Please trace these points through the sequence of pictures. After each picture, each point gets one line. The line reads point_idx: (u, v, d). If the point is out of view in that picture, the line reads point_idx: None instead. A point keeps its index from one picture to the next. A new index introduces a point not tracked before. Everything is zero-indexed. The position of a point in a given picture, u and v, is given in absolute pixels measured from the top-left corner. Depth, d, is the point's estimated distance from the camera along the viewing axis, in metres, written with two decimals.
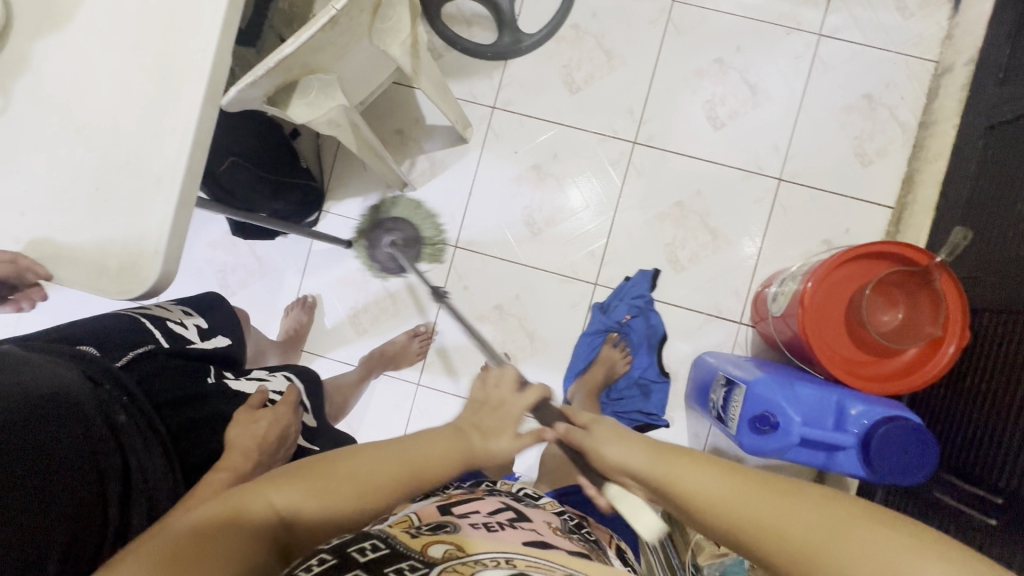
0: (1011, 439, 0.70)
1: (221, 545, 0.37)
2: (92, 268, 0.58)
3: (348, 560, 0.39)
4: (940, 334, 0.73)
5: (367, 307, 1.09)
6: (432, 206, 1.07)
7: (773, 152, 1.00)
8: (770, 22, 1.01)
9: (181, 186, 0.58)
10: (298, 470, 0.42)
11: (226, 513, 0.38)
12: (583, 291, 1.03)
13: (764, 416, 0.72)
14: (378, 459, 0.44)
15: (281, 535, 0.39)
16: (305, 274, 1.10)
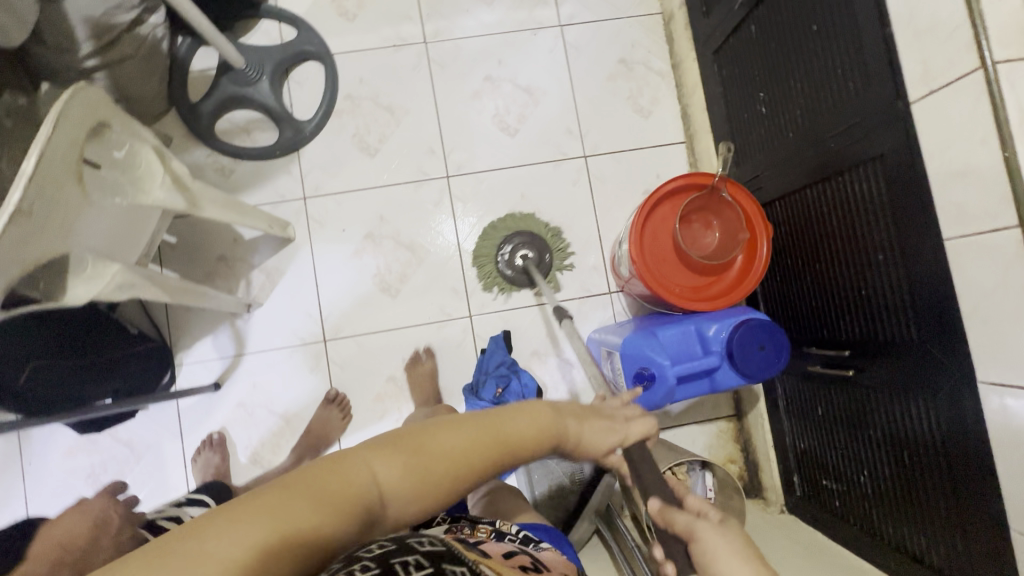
0: (901, 328, 0.77)
1: (302, 505, 0.42)
2: None
3: (425, 535, 0.49)
4: (753, 236, 0.99)
5: (385, 391, 1.22)
6: (369, 274, 1.24)
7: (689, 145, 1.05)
8: (516, 32, 1.31)
9: None
10: (381, 447, 0.50)
11: (324, 478, 0.45)
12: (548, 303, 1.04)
13: (643, 370, 0.92)
14: (458, 444, 0.53)
15: (363, 518, 0.46)
16: (313, 389, 1.21)
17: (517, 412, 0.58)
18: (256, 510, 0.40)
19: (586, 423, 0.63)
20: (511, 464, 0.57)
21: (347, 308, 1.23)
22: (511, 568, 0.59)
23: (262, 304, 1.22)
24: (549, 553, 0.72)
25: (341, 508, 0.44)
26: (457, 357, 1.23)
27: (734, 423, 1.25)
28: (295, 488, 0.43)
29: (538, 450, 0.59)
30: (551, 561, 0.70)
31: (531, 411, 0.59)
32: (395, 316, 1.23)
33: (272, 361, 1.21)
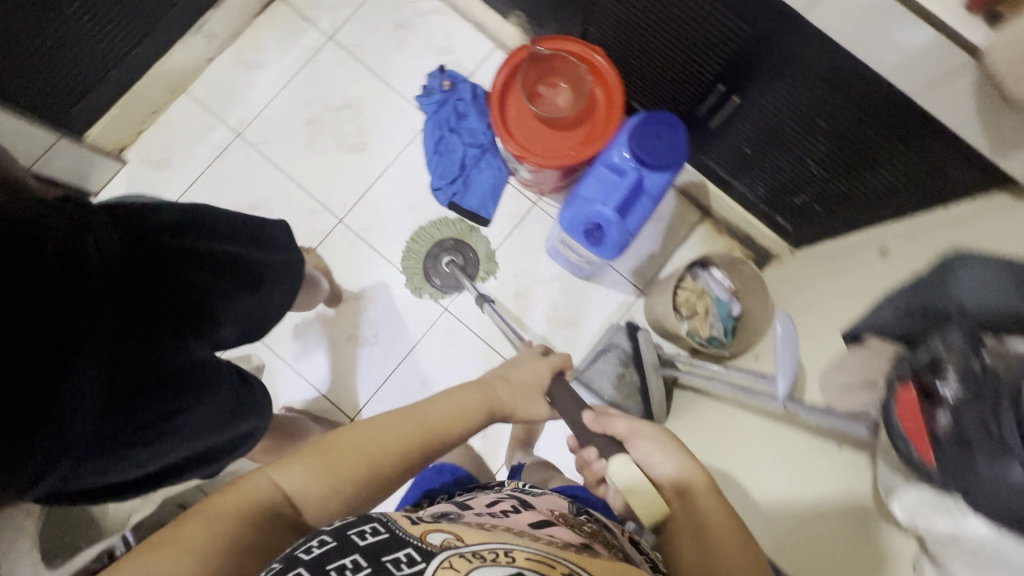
0: (740, 23, 0.81)
1: (217, 529, 0.50)
2: None
3: (344, 550, 0.44)
4: (591, 65, 1.04)
5: None
6: (345, 339, 1.26)
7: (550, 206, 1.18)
8: (300, 69, 1.34)
9: None
10: (287, 463, 0.58)
11: (240, 504, 0.53)
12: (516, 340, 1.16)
13: (591, 228, 0.94)
14: (371, 429, 0.63)
15: (275, 521, 0.54)
16: None
17: (433, 408, 0.70)
18: (188, 552, 0.48)
19: (530, 403, 0.84)
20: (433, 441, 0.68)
21: (347, 384, 1.24)
22: (474, 530, 0.51)
23: None
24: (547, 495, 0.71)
25: (248, 519, 0.52)
26: (461, 347, 1.26)
27: (709, 220, 1.29)
28: (217, 525, 0.50)
29: (461, 425, 0.72)
30: (542, 500, 0.67)
31: (450, 400, 0.73)
32: (403, 353, 1.26)
33: None
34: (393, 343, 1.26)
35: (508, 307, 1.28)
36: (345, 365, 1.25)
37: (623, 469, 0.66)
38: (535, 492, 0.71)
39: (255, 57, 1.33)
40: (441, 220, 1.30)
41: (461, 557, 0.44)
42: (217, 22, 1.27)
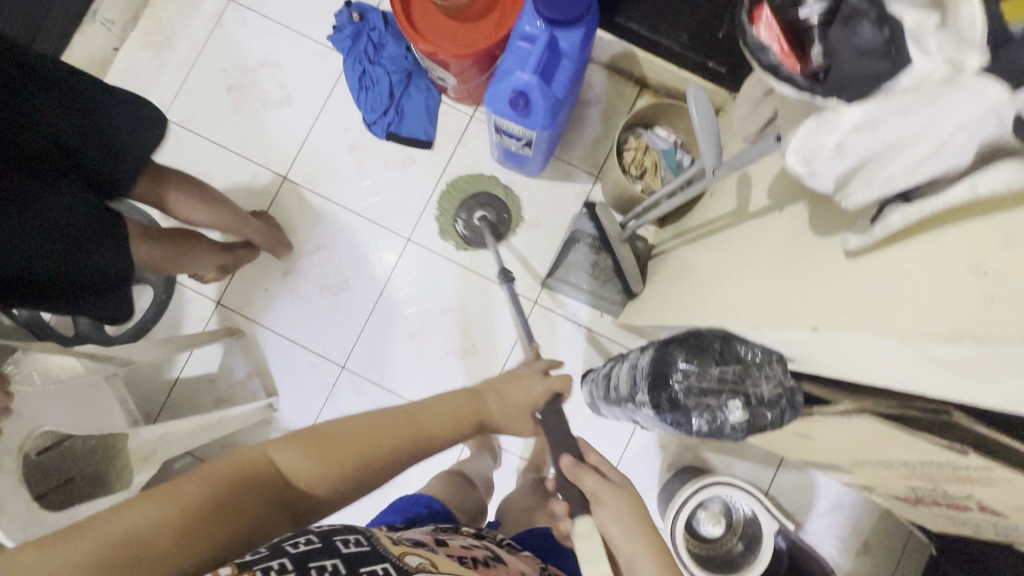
0: None
1: (199, 491, 0.47)
2: None
3: (326, 553, 0.49)
4: None
5: (432, 339, 1.25)
6: (320, 291, 1.26)
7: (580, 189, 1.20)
8: (207, 38, 1.31)
9: None
10: (298, 439, 0.56)
11: (225, 478, 0.50)
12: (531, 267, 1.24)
13: (516, 102, 0.93)
14: (376, 418, 0.61)
15: (268, 495, 0.52)
16: (393, 390, 1.24)
17: (432, 405, 0.68)
18: (166, 504, 0.45)
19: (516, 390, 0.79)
20: (431, 441, 0.65)
21: (331, 333, 1.25)
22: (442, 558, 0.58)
23: (277, 395, 1.24)
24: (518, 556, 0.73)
25: (244, 484, 0.51)
26: (433, 272, 1.26)
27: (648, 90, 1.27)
28: (197, 485, 0.48)
29: (455, 431, 0.69)
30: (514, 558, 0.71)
31: (444, 401, 0.70)
32: (381, 290, 1.26)
33: (353, 402, 1.24)
34: (368, 283, 1.26)
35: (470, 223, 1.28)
36: (326, 314, 1.26)
37: (588, 535, 0.60)
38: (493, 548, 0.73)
39: (159, 37, 1.31)
40: (383, 154, 1.29)
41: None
42: (109, 7, 1.24)
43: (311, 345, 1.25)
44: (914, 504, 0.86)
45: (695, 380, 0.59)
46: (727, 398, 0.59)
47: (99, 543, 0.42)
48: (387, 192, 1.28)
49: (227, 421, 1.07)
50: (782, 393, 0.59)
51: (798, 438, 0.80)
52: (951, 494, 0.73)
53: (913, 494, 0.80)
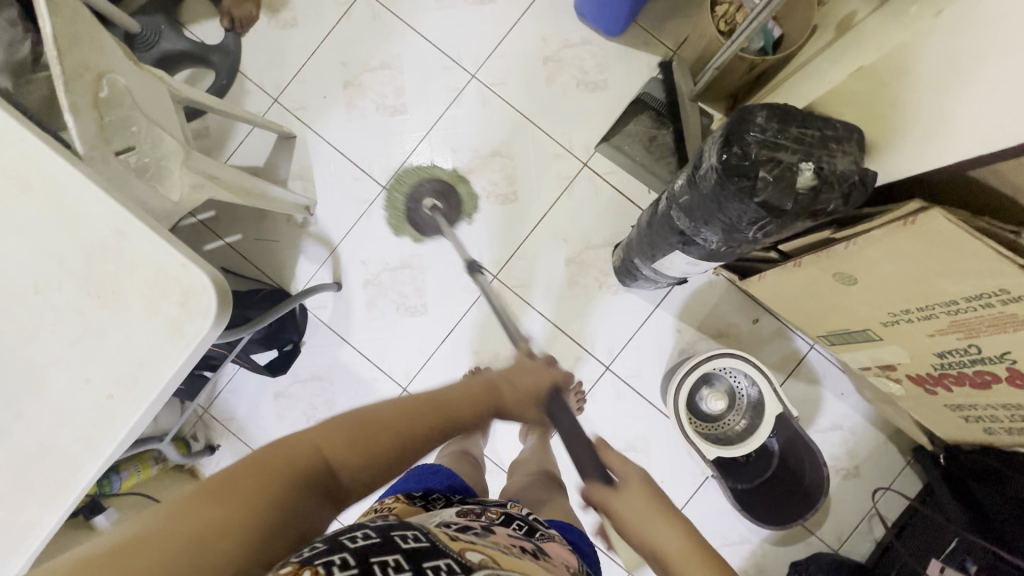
0: None
1: (249, 496, 0.45)
2: (166, 327, 0.56)
3: (387, 546, 0.46)
4: None
5: (475, 182, 1.26)
6: (375, 112, 1.27)
7: (575, 138, 1.25)
8: None
9: (200, 303, 0.57)
10: (331, 429, 0.56)
11: (259, 466, 0.48)
12: (574, 164, 1.25)
13: None
14: (405, 404, 0.62)
15: (315, 489, 0.51)
16: (429, 221, 1.26)
17: (462, 390, 0.70)
18: (231, 512, 0.44)
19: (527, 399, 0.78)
20: (457, 423, 0.67)
21: (379, 152, 1.26)
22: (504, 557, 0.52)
23: (315, 201, 1.26)
24: (557, 545, 0.67)
25: (289, 472, 0.50)
26: (489, 114, 1.26)
27: None
28: (246, 479, 0.46)
29: (474, 413, 0.70)
30: (556, 551, 0.64)
31: (470, 390, 0.71)
32: (434, 124, 1.26)
33: (389, 223, 1.26)
34: (425, 114, 1.26)
35: (537, 73, 1.26)
36: (379, 134, 1.27)
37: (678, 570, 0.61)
38: (541, 535, 0.67)
39: None
40: None
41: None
42: None
43: (358, 160, 1.27)
44: (930, 389, 0.86)
45: (771, 137, 0.59)
46: (800, 157, 0.58)
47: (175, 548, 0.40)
48: (461, 26, 1.27)
49: (268, 198, 1.10)
50: (853, 172, 0.58)
51: (835, 285, 0.79)
52: (982, 356, 0.72)
53: (936, 366, 0.80)
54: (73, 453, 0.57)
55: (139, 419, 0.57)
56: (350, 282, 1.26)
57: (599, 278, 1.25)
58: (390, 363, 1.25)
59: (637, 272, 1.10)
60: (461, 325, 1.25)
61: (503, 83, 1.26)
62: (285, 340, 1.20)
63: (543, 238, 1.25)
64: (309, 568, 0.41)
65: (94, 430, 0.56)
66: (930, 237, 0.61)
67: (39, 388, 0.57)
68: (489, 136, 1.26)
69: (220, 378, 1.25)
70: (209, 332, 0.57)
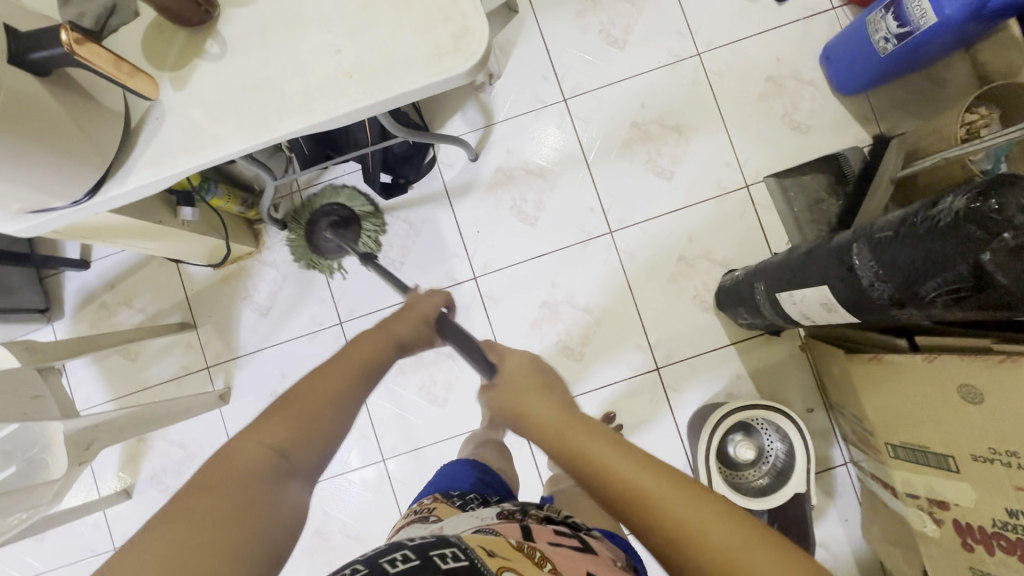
0: None
1: (200, 528, 0.40)
2: (431, 48, 0.58)
3: (423, 572, 0.43)
4: None
5: (642, 144, 1.27)
6: (595, 32, 1.28)
7: (750, 160, 1.25)
8: None
9: (469, 44, 0.58)
10: (267, 425, 0.50)
11: (217, 479, 0.44)
12: (736, 180, 1.25)
13: None
14: (331, 375, 0.56)
15: (271, 479, 0.46)
16: (585, 151, 1.27)
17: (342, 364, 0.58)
18: (176, 544, 0.39)
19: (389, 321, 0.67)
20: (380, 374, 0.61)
21: (577, 68, 1.28)
22: (546, 571, 0.49)
23: (500, 75, 1.29)
24: (601, 545, 0.66)
25: (247, 477, 0.45)
26: (690, 94, 1.27)
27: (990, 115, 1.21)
28: (196, 501, 0.42)
29: (388, 350, 0.63)
30: (602, 547, 0.64)
31: (358, 344, 0.61)
32: (638, 73, 1.28)
33: (550, 133, 1.28)
34: (634, 60, 1.28)
35: (754, 84, 1.26)
36: (587, 53, 1.28)
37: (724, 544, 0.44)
38: (584, 533, 0.67)
39: None
40: None
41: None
42: None
43: (557, 63, 1.28)
44: (967, 544, 0.83)
45: None
46: None
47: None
48: (716, 6, 1.28)
49: None
50: None
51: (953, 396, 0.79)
52: None
53: (996, 522, 0.78)
54: (288, 101, 0.58)
55: (359, 109, 0.59)
56: (489, 160, 1.28)
57: (697, 290, 1.25)
58: (475, 247, 1.26)
59: (744, 300, 1.11)
60: (555, 255, 1.26)
61: (719, 74, 1.27)
62: (402, 173, 1.23)
63: (670, 225, 1.25)
64: None
65: (319, 96, 0.58)
66: None
67: (296, 34, 0.59)
68: (677, 114, 1.27)
69: (329, 172, 1.28)
70: (461, 74, 0.58)
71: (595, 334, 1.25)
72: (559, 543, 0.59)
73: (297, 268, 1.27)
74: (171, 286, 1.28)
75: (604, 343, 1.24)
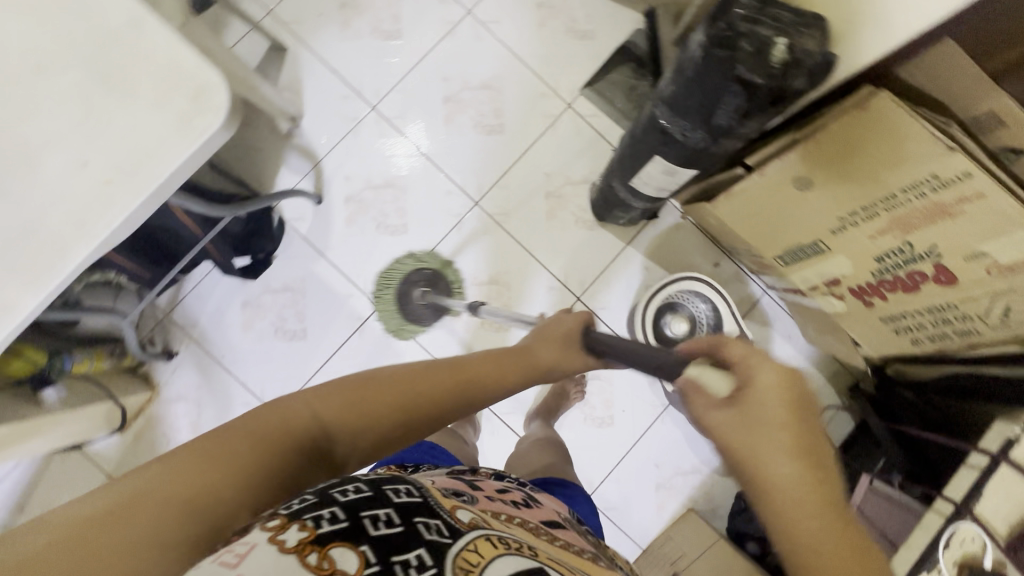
0: None
1: (221, 473, 0.40)
2: (175, 120, 0.57)
3: (378, 502, 0.43)
4: None
5: (463, 113, 1.30)
6: (368, 34, 1.29)
7: (560, 83, 1.32)
8: None
9: (209, 99, 0.57)
10: (326, 393, 0.49)
11: (271, 423, 0.45)
12: (558, 105, 1.31)
13: None
14: (416, 367, 0.55)
15: (307, 452, 0.46)
16: (417, 144, 1.28)
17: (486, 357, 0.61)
18: (186, 486, 0.38)
19: (535, 346, 0.68)
20: (478, 395, 0.59)
21: (371, 73, 1.29)
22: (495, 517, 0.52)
23: (302, 114, 1.27)
24: (545, 498, 0.76)
25: (283, 434, 0.45)
26: (481, 50, 1.31)
27: None
28: (204, 446, 0.41)
29: (502, 377, 0.62)
30: (545, 499, 0.74)
31: (492, 354, 0.63)
32: (426, 53, 1.30)
33: (377, 143, 1.28)
34: (417, 43, 1.30)
35: (529, 16, 1.32)
36: (371, 56, 1.29)
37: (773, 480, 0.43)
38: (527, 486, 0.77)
39: None
40: None
41: (487, 541, 0.44)
42: None
43: (350, 78, 1.28)
44: (868, 301, 0.96)
45: (754, 16, 0.68)
46: (775, 33, 0.66)
47: (186, 479, 0.39)
48: None
49: (259, 94, 1.10)
50: (818, 48, 0.66)
51: (792, 193, 0.88)
52: (914, 255, 0.82)
53: (875, 273, 0.90)
54: (61, 236, 0.55)
55: (136, 208, 0.56)
56: (335, 195, 1.27)
57: (575, 214, 1.30)
58: (364, 280, 1.25)
59: (615, 203, 1.18)
60: (439, 248, 1.27)
61: (496, 20, 1.31)
62: (259, 247, 1.19)
63: (524, 171, 1.30)
64: (298, 522, 0.37)
65: (88, 216, 0.56)
66: (879, 118, 0.70)
67: (33, 169, 0.55)
68: (479, 72, 1.31)
69: (186, 282, 1.21)
70: (218, 130, 0.57)
71: (511, 299, 1.28)
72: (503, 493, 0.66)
73: (205, 387, 1.21)
74: (85, 473, 1.18)
75: (522, 302, 1.28)
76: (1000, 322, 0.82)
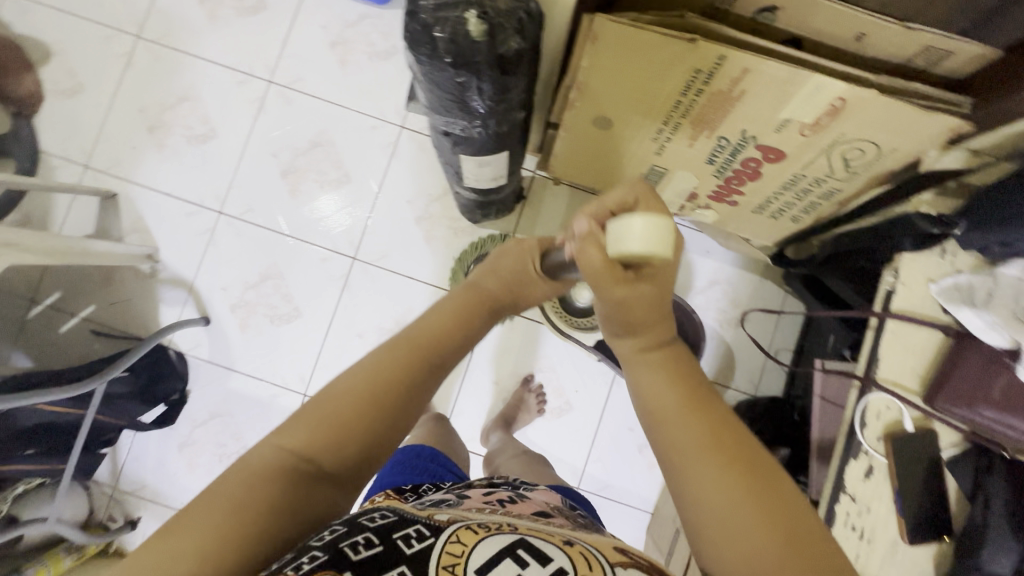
0: None
1: (193, 538, 0.38)
2: None
3: (355, 530, 0.44)
4: None
5: (305, 178, 1.28)
6: (186, 145, 1.28)
7: (384, 108, 1.28)
8: None
9: None
10: (290, 427, 0.47)
11: (238, 480, 0.42)
12: (392, 130, 1.28)
13: None
14: (366, 367, 0.51)
15: (294, 485, 0.44)
16: (275, 226, 1.27)
17: (393, 355, 0.53)
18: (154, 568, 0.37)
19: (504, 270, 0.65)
20: (446, 360, 0.56)
21: (204, 180, 1.27)
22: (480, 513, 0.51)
23: (158, 247, 1.26)
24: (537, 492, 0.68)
25: (262, 490, 0.42)
26: (297, 112, 1.28)
27: None
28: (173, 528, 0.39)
29: (465, 327, 0.59)
30: (536, 494, 0.66)
31: (442, 310, 0.59)
32: (247, 137, 1.28)
33: (238, 242, 1.26)
34: (236, 133, 1.28)
35: (327, 59, 1.29)
36: (198, 164, 1.27)
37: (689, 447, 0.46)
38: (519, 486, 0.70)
39: None
40: (234, 3, 1.29)
41: (468, 530, 0.44)
42: None
43: (187, 194, 1.27)
44: (731, 201, 0.94)
45: None
46: (463, 9, 0.63)
47: None
48: (243, 39, 1.29)
49: (96, 254, 1.09)
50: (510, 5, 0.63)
51: (599, 133, 0.86)
52: (734, 145, 0.79)
53: (717, 174, 0.87)
54: None
55: None
56: (220, 308, 1.25)
57: (452, 226, 1.27)
58: (280, 375, 1.24)
59: (474, 206, 1.13)
60: (337, 316, 1.25)
61: (298, 77, 1.29)
62: (168, 390, 1.18)
63: (386, 207, 1.27)
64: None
65: None
66: (614, 42, 0.65)
67: None
68: (304, 133, 1.28)
69: (120, 449, 1.22)
70: None
71: None
72: (488, 493, 0.63)
73: None
74: None
75: None
76: (848, 173, 0.78)
